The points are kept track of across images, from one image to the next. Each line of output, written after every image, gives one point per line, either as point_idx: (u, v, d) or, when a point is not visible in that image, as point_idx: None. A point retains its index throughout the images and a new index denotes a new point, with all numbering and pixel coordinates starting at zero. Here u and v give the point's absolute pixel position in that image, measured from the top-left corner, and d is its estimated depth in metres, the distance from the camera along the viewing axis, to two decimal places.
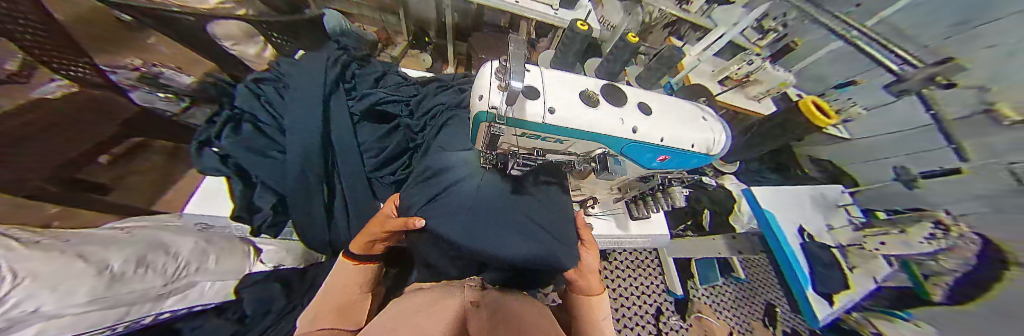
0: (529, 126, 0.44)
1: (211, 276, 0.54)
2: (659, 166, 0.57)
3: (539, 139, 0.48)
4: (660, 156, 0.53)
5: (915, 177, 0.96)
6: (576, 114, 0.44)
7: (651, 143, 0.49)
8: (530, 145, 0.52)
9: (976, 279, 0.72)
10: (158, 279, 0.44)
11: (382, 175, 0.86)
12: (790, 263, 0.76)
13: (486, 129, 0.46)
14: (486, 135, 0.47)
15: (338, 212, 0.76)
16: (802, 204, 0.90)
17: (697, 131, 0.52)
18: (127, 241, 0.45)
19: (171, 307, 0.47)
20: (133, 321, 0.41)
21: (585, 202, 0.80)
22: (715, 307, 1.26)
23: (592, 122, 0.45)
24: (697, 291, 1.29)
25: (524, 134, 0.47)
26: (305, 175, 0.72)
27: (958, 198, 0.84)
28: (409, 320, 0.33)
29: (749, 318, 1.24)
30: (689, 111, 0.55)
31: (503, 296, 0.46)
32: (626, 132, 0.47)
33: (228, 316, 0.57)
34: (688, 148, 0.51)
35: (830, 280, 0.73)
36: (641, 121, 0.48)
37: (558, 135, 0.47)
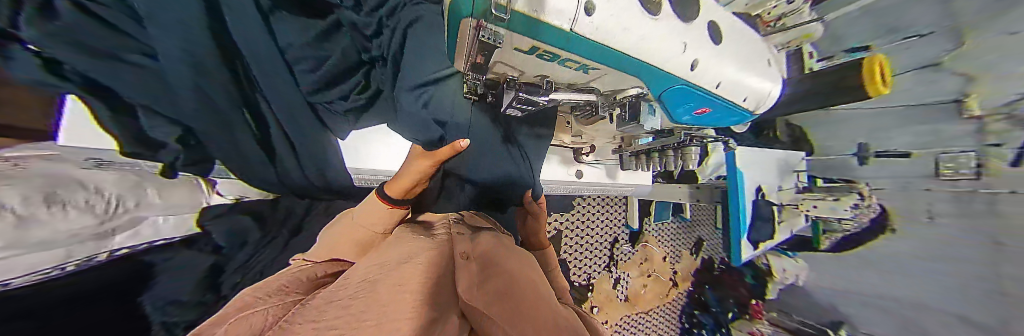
0: (548, 38, 0.22)
1: (161, 211, 0.50)
2: (688, 122, 0.42)
3: (557, 61, 0.29)
4: (701, 109, 0.38)
5: (871, 154, 1.07)
6: (637, 22, 0.24)
7: (703, 89, 0.34)
8: (537, 71, 0.33)
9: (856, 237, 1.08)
10: (88, 219, 0.38)
11: (330, 100, 0.62)
12: (738, 217, 0.87)
13: (470, 35, 0.24)
14: (469, 46, 0.26)
15: (283, 147, 0.59)
16: (770, 165, 0.97)
17: (757, 75, 0.39)
18: (35, 175, 0.34)
19: (123, 243, 0.43)
20: (82, 260, 0.37)
21: (581, 151, 0.79)
22: (659, 237, 1.50)
23: (656, 42, 0.26)
24: (649, 225, 1.48)
25: (535, 49, 0.25)
26: (207, 95, 0.44)
27: (909, 175, 0.98)
28: (388, 273, 0.33)
29: (680, 246, 1.56)
30: (752, 45, 0.40)
31: (487, 244, 0.48)
32: (682, 68, 0.30)
33: (201, 248, 0.52)
34: (738, 102, 0.40)
35: (761, 229, 0.90)
36: (707, 50, 0.32)
37: (589, 63, 0.28)
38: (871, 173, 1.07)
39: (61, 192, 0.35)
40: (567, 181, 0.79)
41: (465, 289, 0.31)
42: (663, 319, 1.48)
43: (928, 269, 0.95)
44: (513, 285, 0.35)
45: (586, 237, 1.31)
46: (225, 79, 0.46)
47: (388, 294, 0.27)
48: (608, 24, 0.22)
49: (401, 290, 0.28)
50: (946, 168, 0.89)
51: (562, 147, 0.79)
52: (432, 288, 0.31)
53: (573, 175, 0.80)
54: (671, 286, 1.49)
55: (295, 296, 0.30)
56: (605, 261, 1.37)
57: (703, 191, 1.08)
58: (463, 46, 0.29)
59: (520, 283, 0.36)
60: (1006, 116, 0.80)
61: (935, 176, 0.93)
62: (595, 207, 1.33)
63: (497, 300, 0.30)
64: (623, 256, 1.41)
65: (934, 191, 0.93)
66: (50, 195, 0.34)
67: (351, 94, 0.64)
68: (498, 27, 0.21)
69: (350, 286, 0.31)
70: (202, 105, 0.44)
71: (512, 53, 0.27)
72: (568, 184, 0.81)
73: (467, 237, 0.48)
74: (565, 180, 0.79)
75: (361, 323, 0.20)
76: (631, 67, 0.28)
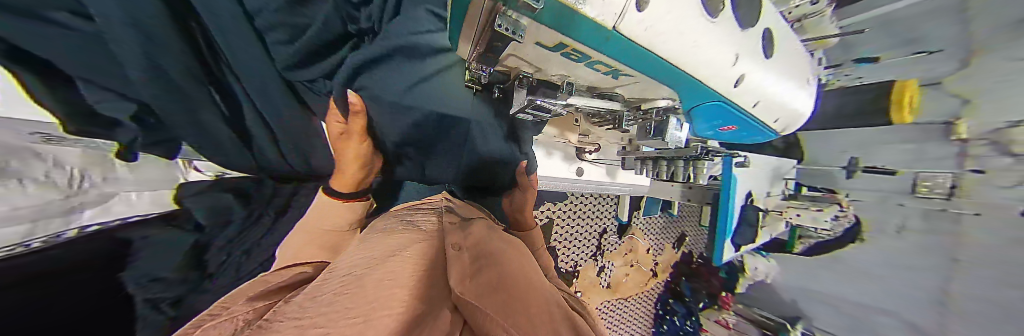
0: (580, 34, 0.18)
1: (134, 186, 0.46)
2: (710, 134, 0.41)
3: (580, 58, 0.25)
4: (727, 126, 0.37)
5: (859, 168, 1.10)
6: (688, 25, 0.20)
7: (738, 107, 0.32)
8: (562, 68, 0.30)
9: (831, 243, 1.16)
10: (50, 191, 0.35)
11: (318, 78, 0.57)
12: (726, 220, 0.90)
13: (483, 19, 0.21)
14: (481, 30, 0.23)
15: (258, 128, 0.54)
16: (762, 172, 0.99)
17: (791, 90, 0.36)
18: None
19: (93, 220, 0.40)
20: (48, 235, 0.34)
21: (584, 150, 0.77)
22: (646, 230, 1.56)
23: (704, 46, 0.23)
24: (638, 219, 1.53)
25: (562, 46, 0.22)
26: (163, 73, 0.38)
27: (891, 192, 1.02)
28: (377, 268, 0.32)
29: (665, 240, 1.62)
30: (797, 61, 0.37)
31: (481, 235, 0.47)
32: (725, 83, 0.28)
33: (182, 227, 0.49)
34: (768, 123, 0.38)
35: (745, 233, 0.94)
36: (752, 63, 0.29)
37: (620, 64, 0.24)
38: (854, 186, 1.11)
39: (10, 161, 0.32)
40: (567, 179, 0.78)
41: (457, 282, 0.30)
42: (640, 304, 1.59)
43: (885, 276, 1.04)
44: (506, 277, 0.34)
45: (576, 227, 1.34)
46: (183, 48, 0.39)
47: (375, 290, 0.26)
48: (657, 27, 0.19)
49: (390, 286, 0.27)
50: (923, 186, 0.94)
51: (564, 143, 0.77)
52: (422, 283, 0.30)
53: (574, 173, 0.79)
54: (652, 277, 1.58)
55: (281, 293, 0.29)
56: (592, 250, 1.42)
57: (694, 191, 1.11)
58: (475, 27, 0.25)
59: (512, 276, 0.35)
60: (988, 142, 0.83)
61: (911, 193, 0.97)
62: (588, 199, 1.34)
63: (489, 293, 0.30)
64: (610, 245, 1.47)
65: (906, 206, 0.99)
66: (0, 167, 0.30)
67: (336, 71, 0.58)
68: (520, 17, 0.18)
69: (334, 280, 0.30)
70: (156, 84, 0.38)
71: (534, 45, 0.24)
72: (568, 181, 0.79)
73: (459, 228, 0.48)
74: (566, 177, 0.77)
75: (346, 320, 0.19)
76: (668, 76, 0.25)
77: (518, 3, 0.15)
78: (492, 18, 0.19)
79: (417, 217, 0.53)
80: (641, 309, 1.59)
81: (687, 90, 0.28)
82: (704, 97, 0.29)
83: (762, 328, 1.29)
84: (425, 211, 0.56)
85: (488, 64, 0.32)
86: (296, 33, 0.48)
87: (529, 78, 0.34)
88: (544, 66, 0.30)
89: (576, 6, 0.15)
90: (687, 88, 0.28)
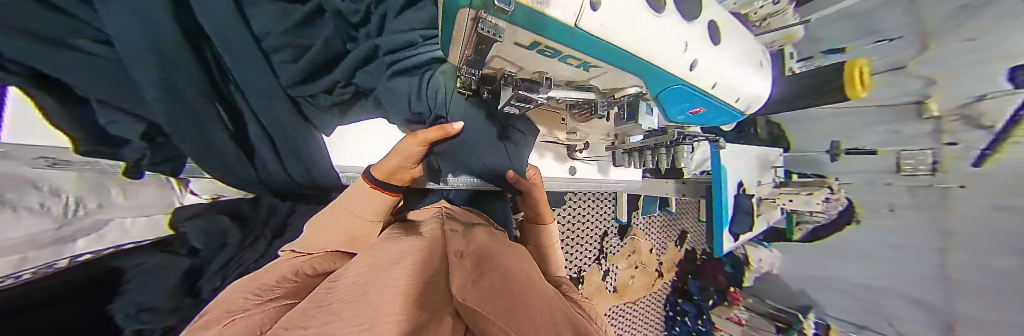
0: (551, 31, 0.21)
1: (125, 212, 0.46)
2: (683, 120, 0.44)
3: (556, 55, 0.28)
4: (696, 109, 0.40)
5: (841, 152, 1.14)
6: (639, 20, 0.23)
7: (700, 89, 0.35)
8: (546, 66, 0.32)
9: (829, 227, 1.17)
10: (45, 222, 0.35)
11: (314, 93, 0.53)
12: (721, 210, 0.92)
13: (470, 27, 0.23)
14: (469, 39, 0.25)
15: (263, 151, 0.52)
16: (750, 162, 1.02)
17: (745, 75, 0.39)
18: None
19: (89, 248, 0.40)
20: (37, 267, 0.33)
21: (575, 148, 0.80)
22: (646, 230, 1.55)
23: (658, 40, 0.26)
24: (637, 219, 1.53)
25: (537, 44, 0.25)
26: (174, 89, 0.36)
27: (877, 172, 1.06)
28: (379, 277, 0.32)
29: (666, 239, 1.61)
30: (749, 48, 0.41)
31: (478, 239, 0.47)
32: (683, 68, 0.31)
33: (178, 252, 0.48)
34: (731, 103, 0.41)
35: (740, 223, 0.95)
36: (704, 50, 0.32)
37: (588, 57, 0.27)
38: (840, 169, 1.15)
39: (7, 192, 0.32)
40: (562, 177, 0.82)
41: (456, 287, 0.30)
42: (650, 307, 1.55)
43: (883, 254, 1.05)
44: (503, 279, 0.34)
45: (576, 230, 1.34)
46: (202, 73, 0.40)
47: (377, 299, 0.26)
48: (612, 21, 0.22)
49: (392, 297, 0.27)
50: (906, 165, 0.98)
51: (555, 145, 0.79)
52: (422, 290, 0.30)
53: (566, 172, 0.82)
54: (658, 277, 1.56)
55: (284, 302, 0.31)
56: (596, 253, 1.41)
57: (688, 186, 1.13)
58: (459, 37, 0.28)
59: (510, 277, 0.35)
60: (961, 116, 0.88)
61: (896, 172, 1.01)
62: (585, 202, 1.35)
63: (486, 296, 0.30)
64: (612, 248, 1.46)
65: (893, 185, 1.02)
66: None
67: (336, 88, 0.55)
68: (498, 20, 0.21)
69: (337, 291, 0.30)
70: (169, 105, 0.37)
71: (516, 47, 0.26)
72: (561, 180, 0.83)
73: (458, 235, 0.48)
74: (558, 176, 0.81)
75: (354, 328, 0.20)
76: (634, 63, 0.27)
77: (493, 6, 0.18)
78: (474, 24, 0.22)
79: (415, 226, 0.53)
80: (651, 312, 1.55)
81: (651, 77, 0.31)
82: (667, 85, 0.32)
83: (776, 322, 1.26)
84: (426, 219, 0.56)
85: (476, 67, 0.34)
86: (300, 53, 0.47)
87: (519, 76, 0.36)
88: (530, 65, 0.32)
89: (541, 7, 0.18)
90: (653, 74, 0.30)
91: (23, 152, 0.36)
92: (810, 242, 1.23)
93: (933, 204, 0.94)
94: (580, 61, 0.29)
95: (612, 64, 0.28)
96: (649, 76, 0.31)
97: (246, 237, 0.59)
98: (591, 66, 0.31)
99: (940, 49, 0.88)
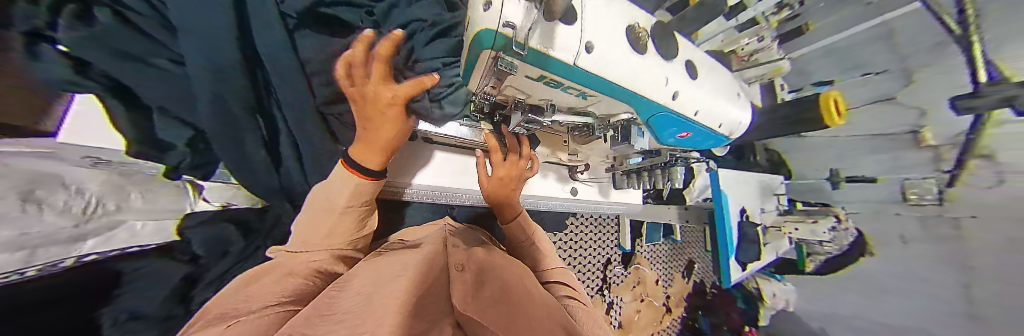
0: (555, 68, 0.26)
1: (136, 215, 0.45)
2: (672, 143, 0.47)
3: (560, 87, 0.32)
4: (683, 133, 0.42)
5: (842, 179, 1.14)
6: (623, 60, 0.28)
7: (685, 115, 0.39)
8: (551, 95, 0.36)
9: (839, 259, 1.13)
10: (65, 219, 0.36)
11: (342, 112, 0.59)
12: (726, 236, 0.91)
13: (490, 64, 0.28)
14: (489, 72, 0.30)
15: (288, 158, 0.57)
16: (751, 190, 1.02)
17: (724, 106, 0.43)
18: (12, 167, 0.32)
19: (95, 249, 0.39)
20: (43, 264, 0.33)
21: (576, 169, 0.82)
22: (651, 259, 1.49)
23: (639, 76, 0.30)
24: (641, 247, 1.48)
25: (543, 78, 0.29)
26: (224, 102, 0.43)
27: (884, 200, 1.04)
28: (385, 285, 0.33)
29: (672, 269, 1.55)
30: (725, 82, 0.45)
31: (480, 252, 0.47)
32: (667, 99, 0.34)
33: (178, 259, 0.48)
34: (715, 128, 0.44)
35: (751, 250, 0.92)
36: (684, 84, 0.36)
37: (586, 87, 0.31)
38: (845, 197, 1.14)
39: (40, 189, 0.34)
40: (564, 198, 0.82)
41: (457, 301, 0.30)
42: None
43: (908, 291, 0.99)
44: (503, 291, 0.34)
45: (578, 256, 1.30)
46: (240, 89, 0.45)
47: (384, 304, 0.27)
48: (598, 57, 0.27)
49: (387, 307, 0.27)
50: (912, 193, 0.97)
51: (557, 165, 0.82)
52: (425, 298, 0.30)
53: (568, 192, 0.83)
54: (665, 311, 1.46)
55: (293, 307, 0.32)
56: (599, 282, 1.35)
57: (692, 212, 1.13)
58: (477, 72, 0.32)
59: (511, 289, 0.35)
60: (958, 146, 0.88)
61: (903, 202, 1.00)
62: (587, 227, 1.34)
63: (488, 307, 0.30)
64: (615, 278, 1.39)
65: (903, 215, 1.01)
66: (25, 193, 0.32)
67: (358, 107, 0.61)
68: (514, 60, 0.26)
69: (346, 297, 0.31)
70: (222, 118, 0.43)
71: (526, 79, 0.31)
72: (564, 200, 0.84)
73: (461, 249, 0.48)
74: (562, 196, 0.82)
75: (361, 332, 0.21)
76: (624, 91, 0.31)
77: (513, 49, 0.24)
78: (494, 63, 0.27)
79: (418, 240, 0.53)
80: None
81: (642, 105, 0.34)
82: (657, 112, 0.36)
83: None
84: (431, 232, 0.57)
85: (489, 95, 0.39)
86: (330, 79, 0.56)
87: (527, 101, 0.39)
88: (537, 93, 0.36)
89: (546, 49, 0.25)
90: (644, 103, 0.34)
91: (65, 156, 0.39)
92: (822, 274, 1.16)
93: (949, 236, 0.91)
94: (580, 91, 0.33)
95: (604, 93, 0.32)
96: (641, 104, 0.34)
97: (247, 248, 0.60)
98: (591, 96, 0.34)
99: (926, 81, 0.91)
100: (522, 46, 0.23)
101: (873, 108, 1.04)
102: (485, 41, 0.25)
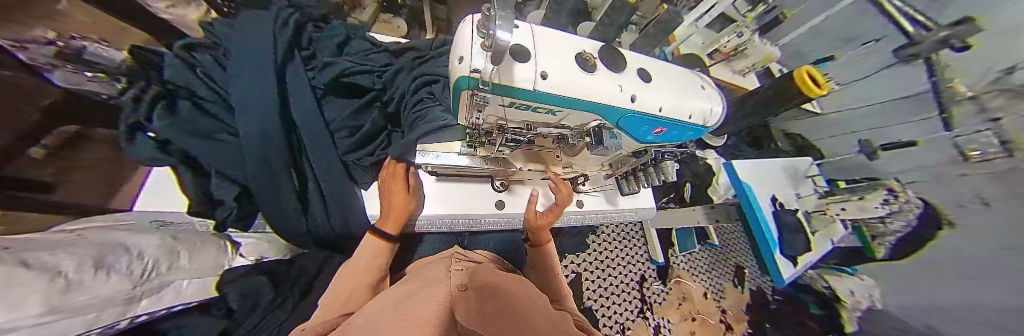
0: (519, 93, 0.33)
1: (186, 274, 0.49)
2: (654, 140, 0.46)
3: (528, 109, 0.37)
4: (658, 129, 0.43)
5: (876, 148, 1.01)
6: (574, 77, 0.34)
7: (650, 114, 0.40)
8: (523, 118, 0.41)
9: (907, 242, 0.92)
10: (125, 283, 0.39)
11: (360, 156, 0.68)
12: (762, 229, 0.83)
13: (470, 100, 0.35)
14: (470, 105, 0.37)
15: (313, 200, 0.60)
16: (776, 175, 0.96)
17: (698, 99, 0.43)
18: (85, 243, 0.38)
19: (146, 309, 0.41)
20: (105, 326, 0.35)
21: (577, 182, 0.78)
22: (691, 271, 1.34)
23: (590, 88, 0.35)
24: (677, 257, 1.34)
25: (513, 104, 0.36)
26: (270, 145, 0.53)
27: (913, 167, 0.92)
28: (406, 311, 0.33)
29: (720, 279, 1.36)
30: (686, 78, 0.46)
31: (500, 274, 0.45)
32: (623, 101, 0.37)
33: (214, 314, 0.51)
34: (686, 119, 0.43)
35: (796, 244, 0.83)
36: (641, 87, 0.38)
37: (547, 104, 0.36)
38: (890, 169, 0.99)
39: (109, 258, 0.39)
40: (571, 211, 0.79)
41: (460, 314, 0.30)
42: None
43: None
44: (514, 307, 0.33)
45: (608, 274, 1.21)
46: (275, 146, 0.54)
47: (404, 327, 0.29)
48: (553, 82, 0.33)
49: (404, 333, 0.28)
50: (972, 150, 0.79)
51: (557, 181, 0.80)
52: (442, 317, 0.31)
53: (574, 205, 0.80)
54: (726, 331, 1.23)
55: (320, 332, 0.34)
56: (638, 304, 1.20)
57: (719, 211, 1.08)
58: (461, 109, 0.40)
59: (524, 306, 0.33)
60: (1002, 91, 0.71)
61: (964, 161, 0.81)
62: (610, 240, 1.28)
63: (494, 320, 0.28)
64: (656, 296, 1.23)
65: (970, 176, 0.81)
66: (94, 261, 0.37)
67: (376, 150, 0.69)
68: (486, 93, 0.33)
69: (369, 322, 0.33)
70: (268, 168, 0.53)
71: (500, 107, 0.37)
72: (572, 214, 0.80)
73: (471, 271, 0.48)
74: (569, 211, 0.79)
75: None
76: (581, 100, 0.35)
77: (480, 86, 0.32)
78: (473, 98, 0.34)
79: (431, 268, 0.53)
80: None
81: (606, 110, 0.37)
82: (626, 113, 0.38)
83: None
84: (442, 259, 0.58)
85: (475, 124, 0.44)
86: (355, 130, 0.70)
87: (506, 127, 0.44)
88: (511, 117, 0.41)
89: (508, 83, 0.31)
90: (606, 108, 0.37)
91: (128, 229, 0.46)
92: (895, 261, 0.96)
93: None
94: (545, 110, 0.37)
95: (566, 106, 0.36)
96: (604, 110, 0.37)
97: (276, 299, 0.62)
98: (559, 112, 0.38)
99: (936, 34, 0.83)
100: (486, 82, 0.31)
101: (886, 74, 0.93)
102: (461, 86, 0.33)
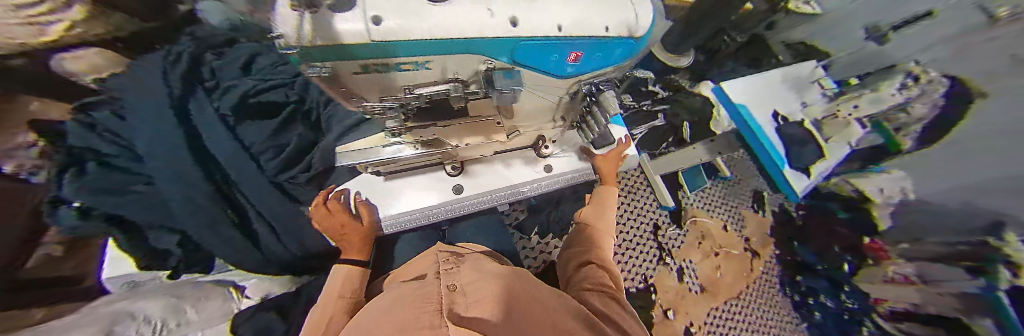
0: (358, 52, 0.22)
1: (194, 328, 0.49)
2: (573, 71, 0.37)
3: (381, 72, 0.26)
4: (569, 56, 0.32)
5: (887, 31, 0.90)
6: (413, 9, 0.21)
7: (546, 38, 0.28)
8: (389, 90, 0.30)
9: (936, 130, 0.81)
10: None
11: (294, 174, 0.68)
12: (769, 149, 0.78)
13: (310, 72, 0.25)
14: (318, 79, 0.27)
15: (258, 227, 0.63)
16: (777, 88, 0.87)
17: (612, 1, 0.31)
18: (86, 321, 0.38)
19: None
20: None
21: (537, 144, 0.55)
22: (704, 208, 1.24)
23: (451, 21, 0.23)
24: (688, 198, 1.23)
25: (365, 67, 0.25)
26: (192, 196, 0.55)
27: (925, 45, 0.81)
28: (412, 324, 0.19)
29: (737, 209, 1.26)
30: None
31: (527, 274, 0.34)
32: (503, 30, 0.25)
33: None
34: (602, 34, 0.30)
35: (802, 157, 0.78)
36: (524, 4, 0.26)
37: (391, 57, 0.24)
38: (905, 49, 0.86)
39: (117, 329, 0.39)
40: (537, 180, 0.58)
41: (465, 280, 0.29)
42: (764, 307, 1.14)
43: None
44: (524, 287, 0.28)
45: (619, 232, 1.12)
46: None
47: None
48: (394, 27, 0.20)
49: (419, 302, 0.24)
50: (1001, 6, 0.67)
51: (514, 150, 0.56)
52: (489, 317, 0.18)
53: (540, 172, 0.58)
54: (750, 259, 1.18)
55: None
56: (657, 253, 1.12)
57: (719, 141, 0.97)
58: (321, 92, 0.32)
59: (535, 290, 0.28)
60: None
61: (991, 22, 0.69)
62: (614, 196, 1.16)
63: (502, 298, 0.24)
64: (673, 241, 1.15)
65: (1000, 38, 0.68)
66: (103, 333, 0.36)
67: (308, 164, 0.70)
68: (315, 62, 0.22)
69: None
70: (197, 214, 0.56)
71: (351, 76, 0.26)
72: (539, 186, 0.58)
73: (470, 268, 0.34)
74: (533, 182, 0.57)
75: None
76: (437, 38, 0.23)
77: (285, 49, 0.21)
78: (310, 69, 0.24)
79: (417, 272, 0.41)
80: (770, 313, 1.13)
81: (482, 45, 0.26)
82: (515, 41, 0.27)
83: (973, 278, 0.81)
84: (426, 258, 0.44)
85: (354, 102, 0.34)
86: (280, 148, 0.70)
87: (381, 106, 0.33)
88: (379, 92, 0.30)
89: (333, 42, 0.20)
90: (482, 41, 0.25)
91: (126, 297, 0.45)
92: (923, 151, 0.86)
93: None
94: (399, 67, 0.26)
95: (421, 54, 0.24)
96: (480, 45, 0.26)
97: None
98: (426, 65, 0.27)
99: None
100: (284, 45, 0.20)
101: None
102: (282, 65, 0.24)
